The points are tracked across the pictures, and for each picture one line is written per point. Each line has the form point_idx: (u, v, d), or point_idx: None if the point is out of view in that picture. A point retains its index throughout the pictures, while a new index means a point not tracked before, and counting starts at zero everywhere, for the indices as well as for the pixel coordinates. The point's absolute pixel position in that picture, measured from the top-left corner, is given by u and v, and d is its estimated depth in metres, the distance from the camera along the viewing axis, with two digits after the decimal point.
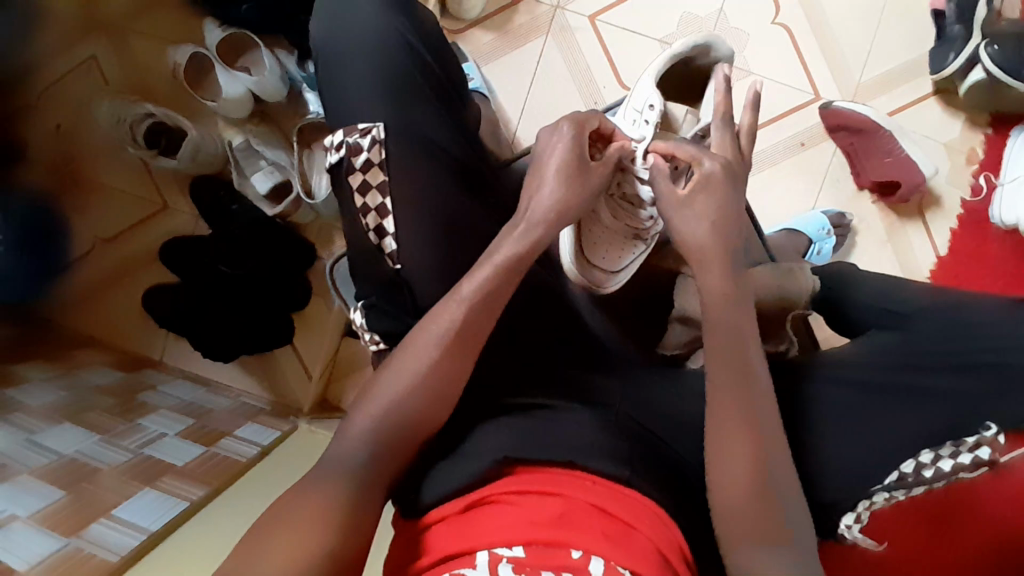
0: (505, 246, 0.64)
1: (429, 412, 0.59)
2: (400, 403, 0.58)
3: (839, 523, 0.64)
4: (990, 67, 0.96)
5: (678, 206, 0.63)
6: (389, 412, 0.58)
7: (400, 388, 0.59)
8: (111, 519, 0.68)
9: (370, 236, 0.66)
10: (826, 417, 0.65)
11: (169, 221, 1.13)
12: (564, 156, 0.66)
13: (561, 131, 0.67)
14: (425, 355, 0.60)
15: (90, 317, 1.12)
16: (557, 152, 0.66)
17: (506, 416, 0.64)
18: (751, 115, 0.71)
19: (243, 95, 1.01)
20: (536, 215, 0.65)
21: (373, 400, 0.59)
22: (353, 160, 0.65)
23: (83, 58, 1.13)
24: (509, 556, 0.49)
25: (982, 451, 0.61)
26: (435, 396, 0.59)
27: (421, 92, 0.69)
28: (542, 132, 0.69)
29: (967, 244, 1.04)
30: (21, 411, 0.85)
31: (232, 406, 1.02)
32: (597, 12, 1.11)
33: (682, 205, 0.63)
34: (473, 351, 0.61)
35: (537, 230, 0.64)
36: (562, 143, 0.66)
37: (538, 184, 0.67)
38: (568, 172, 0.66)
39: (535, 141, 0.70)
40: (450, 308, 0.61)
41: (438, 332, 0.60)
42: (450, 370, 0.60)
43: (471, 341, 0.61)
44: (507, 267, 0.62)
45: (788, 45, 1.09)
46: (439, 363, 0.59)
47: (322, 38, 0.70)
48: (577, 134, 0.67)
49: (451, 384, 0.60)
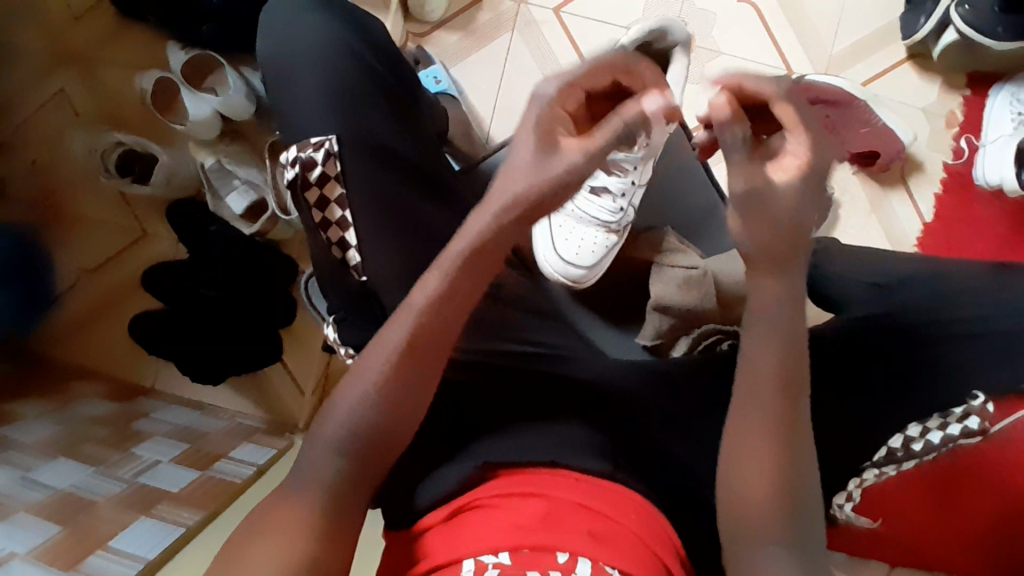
0: (471, 237, 0.56)
1: (401, 420, 0.56)
2: (367, 414, 0.55)
3: (833, 504, 0.68)
4: (963, 29, 0.95)
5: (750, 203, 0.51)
6: (356, 423, 0.55)
7: (363, 394, 0.55)
8: (108, 550, 0.67)
9: (333, 250, 0.66)
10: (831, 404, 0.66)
11: (149, 247, 1.13)
12: (536, 135, 0.55)
13: (541, 98, 0.56)
14: (382, 361, 0.55)
15: (80, 349, 1.12)
16: (532, 119, 0.55)
17: (490, 436, 0.62)
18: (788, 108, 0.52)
19: (210, 115, 1.01)
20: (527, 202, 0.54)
21: (338, 411, 0.55)
22: (308, 175, 0.65)
23: (54, 91, 1.13)
24: (494, 562, 0.48)
25: (970, 420, 0.67)
26: (408, 409, 0.56)
27: (375, 101, 0.68)
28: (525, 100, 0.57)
29: (955, 209, 1.04)
30: (16, 448, 0.85)
31: (228, 427, 1.02)
32: (561, 4, 1.10)
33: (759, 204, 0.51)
34: (439, 354, 0.57)
35: (491, 223, 0.55)
36: (529, 116, 0.56)
37: (512, 165, 0.55)
38: (540, 158, 0.54)
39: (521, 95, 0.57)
40: (411, 310, 0.56)
41: (397, 340, 0.55)
42: (412, 374, 0.56)
43: (430, 352, 0.56)
44: (474, 264, 0.55)
45: (756, 22, 1.08)
46: (398, 370, 0.55)
47: (269, 55, 0.70)
48: (554, 102, 0.55)
49: (419, 388, 0.56)
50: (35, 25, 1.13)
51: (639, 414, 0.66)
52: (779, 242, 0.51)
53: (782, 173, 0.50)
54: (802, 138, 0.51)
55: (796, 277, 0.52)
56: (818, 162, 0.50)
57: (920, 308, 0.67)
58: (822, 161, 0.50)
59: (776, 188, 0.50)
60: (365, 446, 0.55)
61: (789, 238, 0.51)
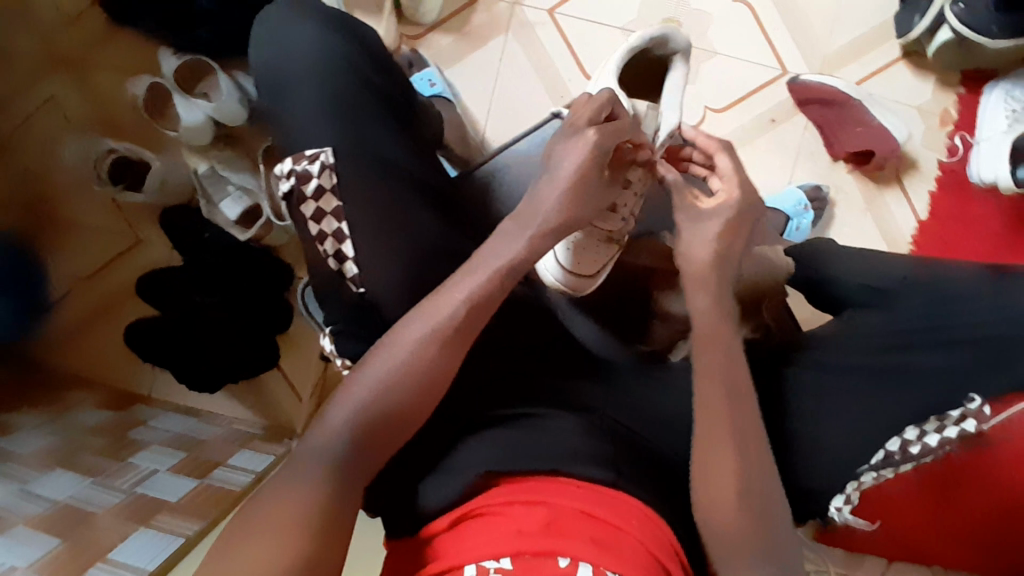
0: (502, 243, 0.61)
1: (407, 410, 0.57)
2: (376, 400, 0.56)
3: (829, 507, 0.65)
4: (957, 27, 0.95)
5: (693, 223, 0.65)
6: (363, 411, 0.56)
7: (379, 380, 0.56)
8: (109, 562, 0.67)
9: (329, 262, 0.66)
10: (830, 404, 0.66)
11: (144, 254, 1.12)
12: (585, 164, 0.63)
13: (584, 136, 0.64)
14: (412, 342, 0.57)
15: (75, 357, 1.11)
16: (576, 156, 0.63)
17: (491, 430, 0.62)
18: (730, 161, 0.69)
19: (204, 122, 1.00)
20: (538, 218, 0.63)
21: (351, 392, 0.56)
22: (304, 188, 0.64)
23: (44, 97, 1.12)
24: (496, 568, 0.48)
25: (967, 423, 0.64)
26: (418, 398, 0.57)
27: (368, 108, 0.68)
28: (556, 135, 0.67)
29: (950, 206, 1.04)
30: (14, 460, 0.84)
31: (225, 434, 1.02)
32: (555, 5, 1.09)
33: (697, 223, 0.65)
34: (441, 359, 0.58)
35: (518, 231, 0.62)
36: (576, 153, 0.63)
37: (529, 194, 0.65)
38: (581, 184, 0.63)
39: (558, 135, 0.66)
40: (443, 303, 0.59)
41: (423, 329, 0.58)
42: (434, 358, 0.57)
43: (438, 351, 0.58)
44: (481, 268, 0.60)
45: (751, 21, 1.07)
46: (410, 371, 0.57)
47: (263, 64, 0.69)
48: (603, 137, 0.63)
49: (434, 381, 0.57)
50: (23, 31, 1.12)
51: (640, 422, 0.66)
52: (716, 255, 0.63)
53: (710, 205, 0.66)
54: (735, 182, 0.67)
55: (728, 295, 0.62)
56: (750, 202, 0.66)
57: (918, 309, 0.67)
58: (752, 204, 0.66)
59: (716, 215, 0.65)
60: (367, 448, 0.56)
61: (727, 260, 0.63)
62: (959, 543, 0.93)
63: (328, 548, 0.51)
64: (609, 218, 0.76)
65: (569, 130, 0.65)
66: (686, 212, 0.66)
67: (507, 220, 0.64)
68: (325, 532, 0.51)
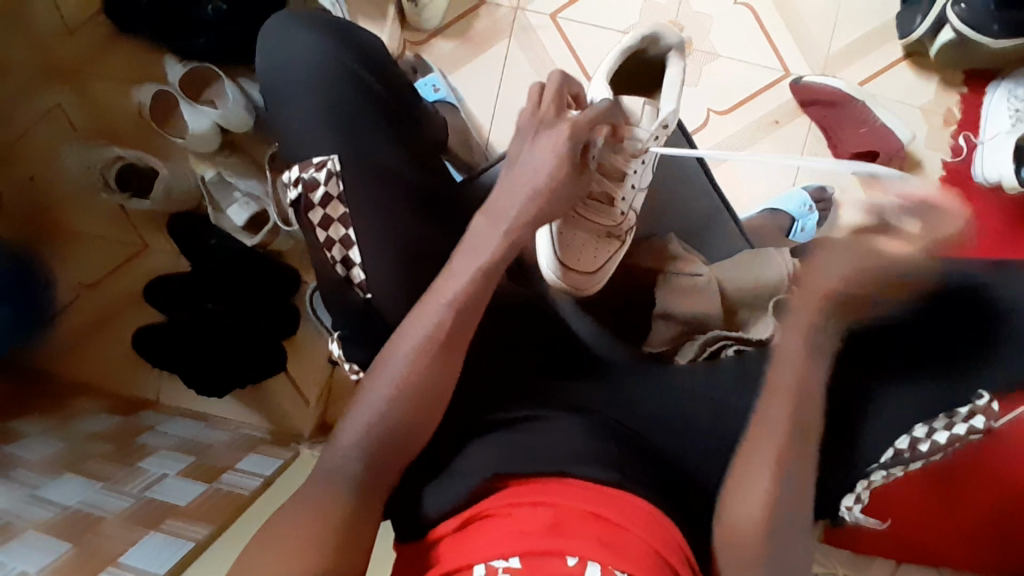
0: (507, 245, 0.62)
1: (407, 414, 0.57)
2: (384, 404, 0.57)
3: (840, 507, 0.64)
4: (958, 27, 0.95)
5: (853, 263, 0.63)
6: (374, 417, 0.56)
7: (386, 386, 0.57)
8: (118, 566, 0.67)
9: (337, 268, 0.66)
10: None
11: (150, 261, 1.13)
12: (558, 161, 0.63)
13: (556, 131, 0.63)
14: (406, 350, 0.58)
15: (83, 364, 1.12)
16: (551, 151, 0.63)
17: (494, 433, 0.63)
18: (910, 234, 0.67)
19: (208, 129, 1.01)
20: (510, 211, 0.63)
21: (362, 401, 0.58)
22: (311, 195, 0.65)
23: (50, 106, 1.13)
24: (504, 567, 0.49)
25: (976, 420, 0.62)
26: (422, 401, 0.57)
27: (370, 112, 0.69)
28: (519, 131, 0.66)
29: None
30: (23, 467, 0.85)
31: (232, 439, 1.02)
32: (557, 10, 1.10)
33: (846, 264, 0.62)
34: (445, 362, 0.58)
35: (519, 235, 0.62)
36: (547, 148, 0.63)
37: (497, 189, 0.65)
38: (557, 184, 0.63)
39: (521, 130, 0.65)
40: (445, 306, 0.59)
41: (425, 333, 0.58)
42: (437, 362, 0.58)
43: (440, 354, 0.58)
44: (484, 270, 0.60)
45: (751, 24, 1.08)
46: (412, 375, 0.57)
47: (268, 73, 0.70)
48: (576, 131, 0.63)
49: (440, 385, 0.58)
50: (29, 42, 1.13)
51: (645, 424, 0.66)
52: (846, 292, 0.62)
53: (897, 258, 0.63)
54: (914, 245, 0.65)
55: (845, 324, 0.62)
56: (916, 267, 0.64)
57: None
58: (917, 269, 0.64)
59: (879, 265, 0.63)
60: (374, 451, 0.56)
61: (860, 304, 0.63)
62: (963, 541, 0.94)
63: (339, 550, 0.51)
64: (604, 211, 0.79)
65: (536, 123, 0.65)
66: (861, 256, 0.63)
67: (478, 214, 0.64)
68: (334, 534, 0.52)
